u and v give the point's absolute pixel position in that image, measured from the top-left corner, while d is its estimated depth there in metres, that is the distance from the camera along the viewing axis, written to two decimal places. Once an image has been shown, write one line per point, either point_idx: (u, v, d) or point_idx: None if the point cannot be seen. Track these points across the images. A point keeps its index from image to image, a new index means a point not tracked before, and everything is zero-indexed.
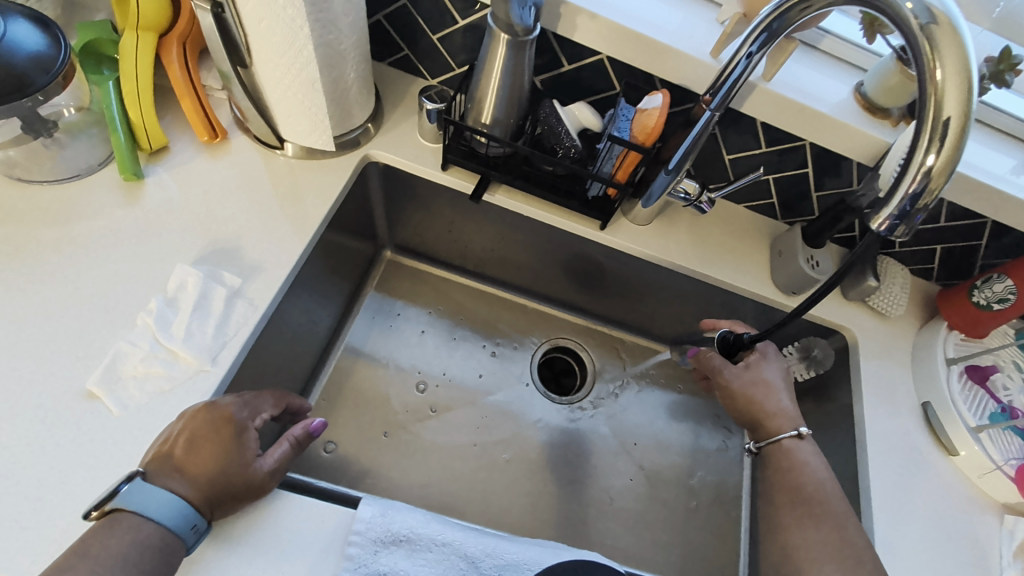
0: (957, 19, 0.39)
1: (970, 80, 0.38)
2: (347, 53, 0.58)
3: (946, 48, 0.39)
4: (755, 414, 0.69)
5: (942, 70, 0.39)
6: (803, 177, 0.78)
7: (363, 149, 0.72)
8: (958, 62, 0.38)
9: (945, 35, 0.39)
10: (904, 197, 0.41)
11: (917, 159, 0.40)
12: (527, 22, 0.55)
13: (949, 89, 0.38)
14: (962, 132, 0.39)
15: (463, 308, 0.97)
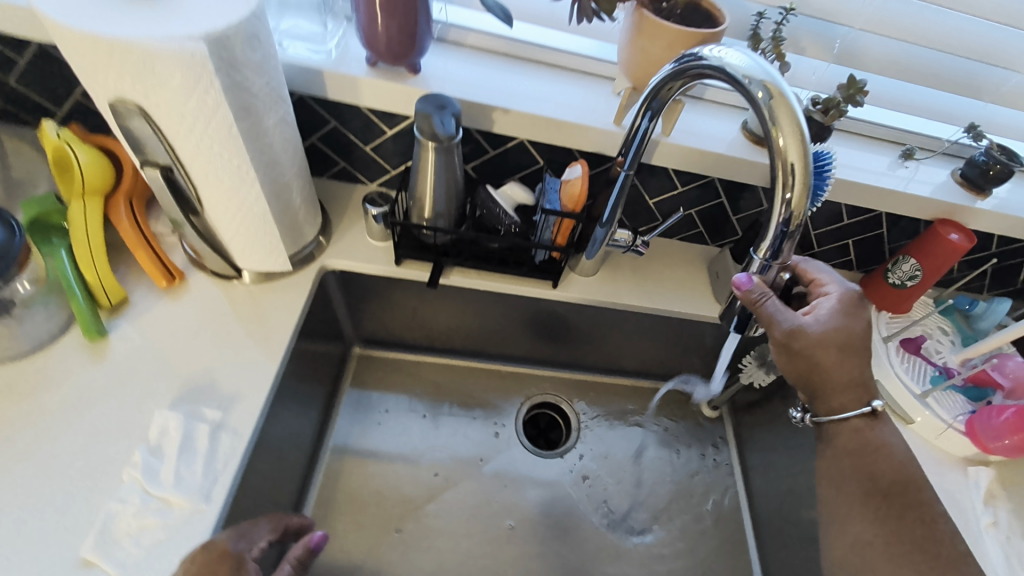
0: (784, 85, 0.47)
1: (804, 134, 0.47)
2: (291, 183, 0.63)
3: (783, 117, 0.47)
4: (825, 377, 0.59)
5: (782, 133, 0.47)
6: (720, 205, 0.88)
7: (318, 261, 0.76)
8: (793, 128, 0.47)
9: (780, 106, 0.46)
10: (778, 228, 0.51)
11: (777, 201, 0.50)
12: (449, 128, 0.60)
13: (790, 145, 0.47)
14: (807, 173, 0.48)
15: (440, 386, 0.99)
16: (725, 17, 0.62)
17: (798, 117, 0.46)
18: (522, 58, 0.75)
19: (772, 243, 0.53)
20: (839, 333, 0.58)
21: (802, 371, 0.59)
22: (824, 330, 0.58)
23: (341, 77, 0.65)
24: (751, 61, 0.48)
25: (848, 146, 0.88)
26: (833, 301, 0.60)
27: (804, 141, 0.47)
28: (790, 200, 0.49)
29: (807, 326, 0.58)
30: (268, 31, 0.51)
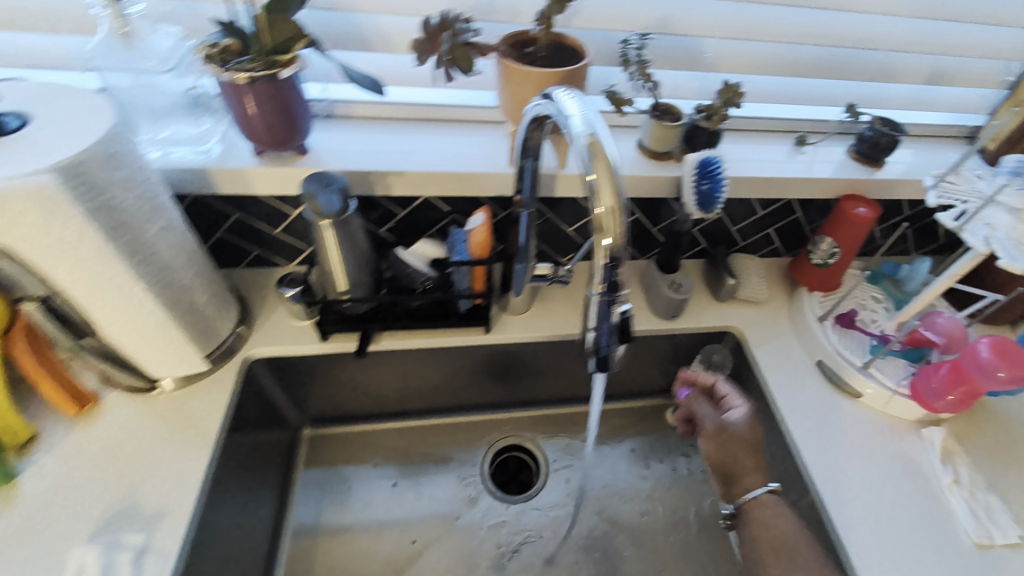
0: (606, 135, 0.43)
1: (617, 180, 0.42)
2: (191, 285, 0.62)
3: (596, 162, 0.42)
4: (735, 466, 0.77)
5: (597, 184, 0.43)
6: (636, 221, 0.90)
7: (241, 354, 0.74)
8: (607, 178, 0.42)
9: (597, 151, 0.42)
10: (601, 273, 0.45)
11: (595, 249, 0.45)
12: (335, 204, 0.60)
13: (601, 188, 0.42)
14: (616, 219, 0.43)
15: (399, 449, 0.96)
16: (589, 51, 0.64)
17: (615, 169, 0.42)
18: (410, 118, 0.76)
19: (603, 278, 0.46)
20: (749, 435, 0.78)
21: (728, 464, 0.78)
22: (736, 432, 0.78)
23: (228, 172, 0.64)
24: (583, 112, 0.44)
25: (748, 142, 0.90)
26: (743, 409, 0.80)
27: (621, 192, 0.43)
28: (608, 250, 0.44)
29: (730, 437, 0.78)
30: (129, 146, 0.51)
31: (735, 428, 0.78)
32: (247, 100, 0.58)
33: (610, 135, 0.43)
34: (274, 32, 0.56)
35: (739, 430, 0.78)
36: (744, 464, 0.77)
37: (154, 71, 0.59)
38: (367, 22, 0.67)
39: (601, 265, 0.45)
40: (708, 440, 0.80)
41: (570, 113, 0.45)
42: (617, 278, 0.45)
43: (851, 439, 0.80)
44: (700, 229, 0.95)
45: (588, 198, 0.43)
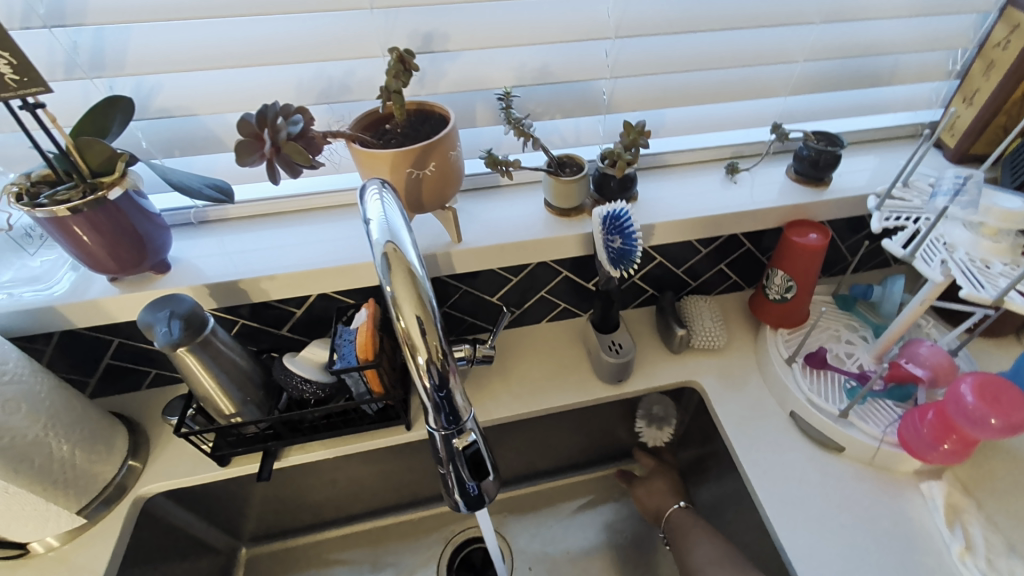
0: (407, 240, 0.38)
1: (422, 293, 0.38)
2: (44, 438, 0.55)
3: (395, 275, 0.37)
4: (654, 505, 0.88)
5: (399, 298, 0.38)
6: (567, 279, 0.81)
7: (133, 493, 0.66)
8: (409, 292, 0.37)
9: (395, 262, 0.37)
10: (428, 392, 0.41)
11: (415, 371, 0.40)
12: (174, 333, 0.53)
13: (404, 304, 0.37)
14: (429, 335, 0.38)
15: (346, 560, 0.87)
16: (454, 114, 0.59)
17: (417, 281, 0.37)
18: (290, 211, 0.69)
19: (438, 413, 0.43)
20: (666, 480, 0.90)
21: (659, 505, 0.88)
22: (654, 482, 0.90)
23: (79, 305, 0.58)
24: (382, 214, 0.39)
25: (676, 180, 0.80)
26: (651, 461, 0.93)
27: (428, 304, 0.38)
28: (426, 367, 0.39)
29: (651, 491, 0.90)
30: None
31: (654, 480, 0.91)
32: (79, 231, 0.53)
33: (412, 241, 0.37)
34: (88, 156, 0.52)
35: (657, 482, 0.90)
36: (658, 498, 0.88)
37: None
38: (212, 121, 0.61)
39: (428, 390, 0.41)
40: (638, 499, 0.91)
41: (368, 215, 0.39)
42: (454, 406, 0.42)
43: (839, 506, 0.70)
44: (641, 277, 0.86)
45: (390, 311, 0.38)
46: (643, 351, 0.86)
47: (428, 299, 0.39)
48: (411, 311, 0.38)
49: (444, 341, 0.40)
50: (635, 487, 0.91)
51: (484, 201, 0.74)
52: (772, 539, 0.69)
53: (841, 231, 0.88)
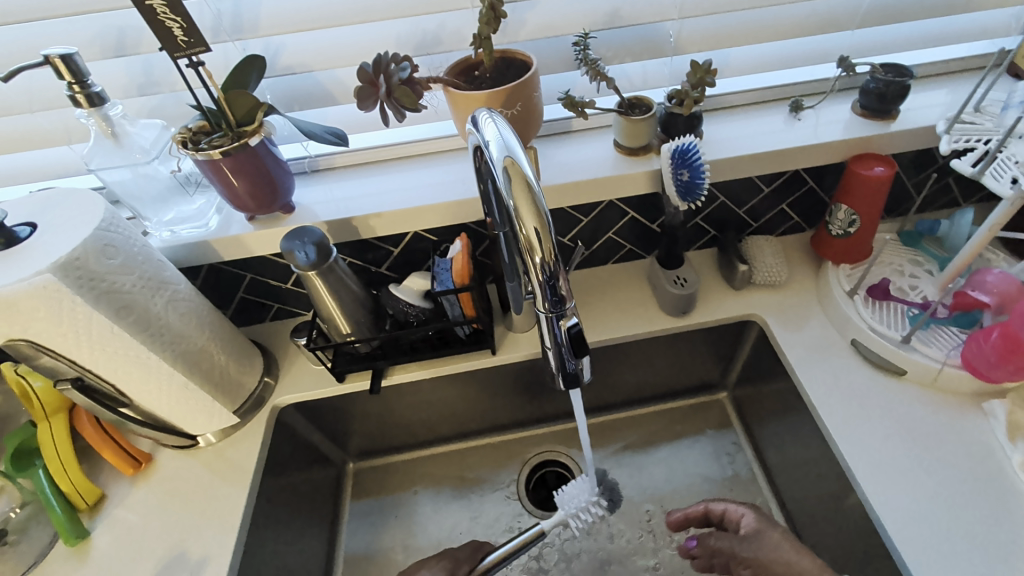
0: (523, 157, 0.46)
1: (538, 201, 0.47)
2: (207, 347, 0.68)
3: (516, 186, 0.46)
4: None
5: (519, 207, 0.47)
6: (633, 219, 0.87)
7: (270, 403, 0.80)
8: (527, 200, 0.46)
9: (516, 175, 0.46)
10: (542, 285, 0.50)
11: (532, 268, 0.49)
12: (312, 255, 0.63)
13: (523, 212, 0.47)
14: (546, 237, 0.47)
15: (437, 476, 0.97)
16: (536, 60, 0.66)
17: (534, 191, 0.46)
18: (388, 159, 0.78)
19: (546, 294, 0.51)
20: (781, 539, 0.65)
21: (813, 575, 0.61)
22: (768, 543, 0.65)
23: (227, 240, 0.69)
24: (499, 137, 0.47)
25: (739, 120, 0.84)
26: (750, 513, 0.69)
27: (541, 211, 0.47)
28: (541, 265, 0.49)
29: (776, 555, 0.64)
30: (121, 235, 0.58)
31: (767, 540, 0.65)
32: (229, 175, 0.63)
33: (526, 156, 0.46)
34: (236, 107, 0.62)
35: (775, 540, 0.64)
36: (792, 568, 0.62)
37: (141, 162, 0.66)
38: (325, 79, 0.70)
39: (540, 282, 0.50)
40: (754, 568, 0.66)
41: (487, 139, 0.48)
42: (560, 293, 0.50)
43: (900, 423, 0.74)
44: (703, 218, 0.91)
45: (513, 219, 0.48)
46: (706, 288, 0.91)
47: (542, 207, 0.47)
48: (530, 221, 0.47)
49: (555, 244, 0.49)
50: (709, 544, 0.70)
51: (558, 145, 0.80)
52: (833, 453, 0.74)
53: (907, 167, 0.88)
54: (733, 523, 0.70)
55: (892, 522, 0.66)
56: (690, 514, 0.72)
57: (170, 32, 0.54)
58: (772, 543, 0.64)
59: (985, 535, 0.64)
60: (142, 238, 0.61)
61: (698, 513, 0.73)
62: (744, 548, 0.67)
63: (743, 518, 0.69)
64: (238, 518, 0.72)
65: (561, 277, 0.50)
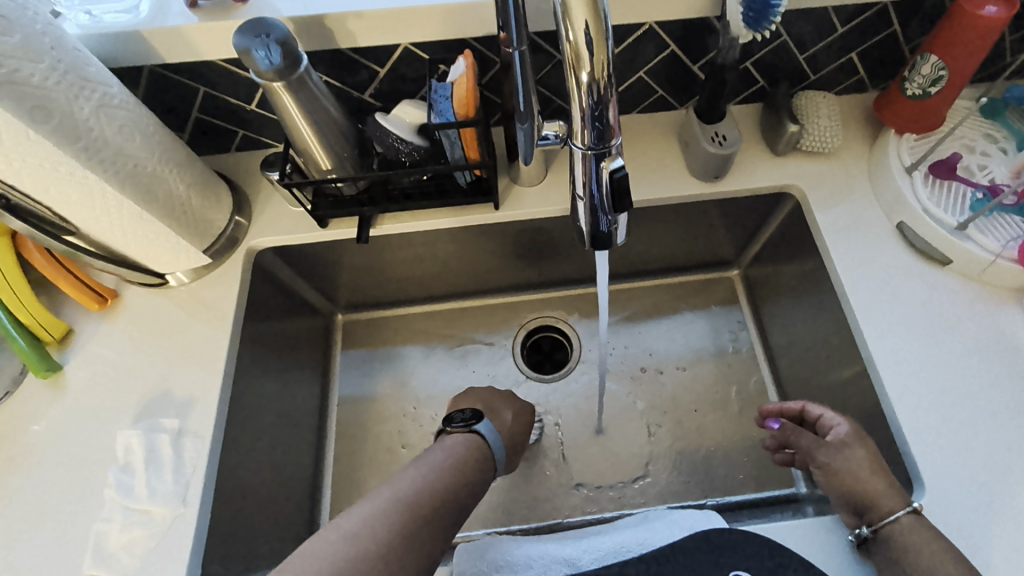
0: None
1: None
2: (160, 173, 0.57)
3: None
4: (862, 488, 0.56)
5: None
6: (672, 56, 0.72)
7: (245, 244, 0.73)
8: None
9: None
10: (584, 113, 0.39)
11: (574, 88, 0.38)
12: (274, 60, 0.50)
13: (573, 4, 0.35)
14: (603, 40, 0.36)
15: (428, 332, 0.93)
16: None
17: None
18: None
19: (587, 126, 0.40)
20: (865, 456, 0.57)
21: (872, 495, 0.55)
22: (848, 455, 0.58)
23: (162, 33, 0.54)
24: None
25: None
26: (847, 426, 0.61)
27: (599, 5, 0.35)
28: (589, 85, 0.38)
29: (851, 467, 0.57)
30: (11, 5, 0.44)
31: (850, 455, 0.58)
32: None
33: None
34: None
35: (858, 456, 0.58)
36: (861, 481, 0.56)
37: None
38: None
39: (583, 108, 0.39)
40: (824, 473, 0.59)
41: None
42: (606, 124, 0.40)
43: (931, 314, 0.68)
44: (754, 62, 0.75)
45: (558, 18, 0.36)
46: (743, 151, 0.79)
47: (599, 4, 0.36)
48: (579, 13, 0.35)
49: (610, 56, 0.37)
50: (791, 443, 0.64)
51: None
52: (851, 338, 0.70)
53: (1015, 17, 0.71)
54: (823, 430, 0.63)
55: (902, 411, 0.63)
56: (782, 411, 0.67)
57: None
58: (852, 457, 0.58)
59: (997, 428, 0.62)
60: (47, 15, 0.47)
61: (793, 413, 0.66)
62: (821, 452, 0.60)
63: (833, 427, 0.61)
64: (219, 361, 0.68)
65: (610, 104, 0.39)
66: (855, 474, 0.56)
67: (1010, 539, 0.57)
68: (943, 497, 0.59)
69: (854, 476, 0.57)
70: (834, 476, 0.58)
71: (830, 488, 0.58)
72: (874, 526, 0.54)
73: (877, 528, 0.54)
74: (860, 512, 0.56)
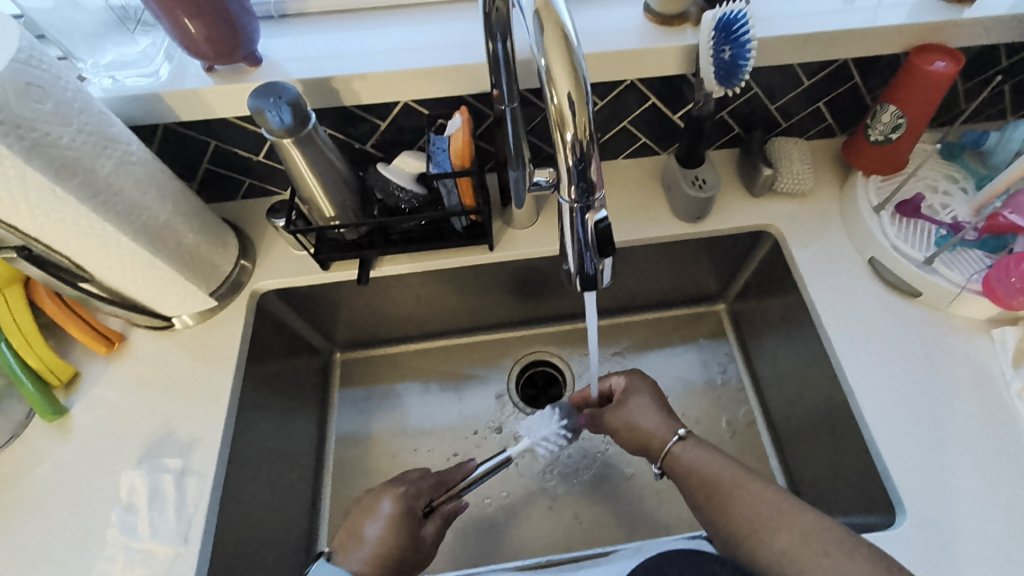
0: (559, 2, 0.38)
1: (578, 61, 0.39)
2: (173, 222, 0.61)
3: (552, 40, 0.38)
4: (645, 435, 0.67)
5: (551, 67, 0.39)
6: (653, 108, 0.77)
7: (249, 287, 0.75)
8: (562, 58, 0.39)
9: (551, 25, 0.38)
10: (569, 171, 0.44)
11: (560, 146, 0.43)
12: (283, 119, 0.54)
13: (557, 73, 0.39)
14: (584, 103, 0.40)
15: (424, 369, 0.95)
16: None
17: (570, 44, 0.38)
18: (373, 12, 0.66)
19: (572, 182, 0.44)
20: (644, 403, 0.69)
21: (651, 433, 0.66)
22: (633, 410, 0.69)
23: (182, 94, 0.59)
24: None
25: None
26: (624, 378, 0.74)
27: (580, 75, 0.39)
28: (573, 145, 0.42)
29: (634, 415, 0.69)
30: (46, 73, 0.48)
31: (631, 407, 0.69)
32: (184, 18, 0.52)
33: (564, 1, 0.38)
34: None
35: (639, 406, 0.69)
36: (644, 427, 0.67)
37: None
38: None
39: (568, 167, 0.43)
40: (619, 430, 0.70)
41: None
42: (588, 183, 0.44)
43: (903, 344, 0.72)
44: (729, 112, 0.81)
45: (543, 85, 0.40)
46: (722, 193, 0.84)
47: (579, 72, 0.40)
48: (563, 82, 0.40)
49: (590, 118, 0.42)
50: (596, 420, 0.74)
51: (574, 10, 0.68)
52: (832, 369, 0.73)
53: (964, 70, 0.77)
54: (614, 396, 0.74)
55: (882, 439, 0.66)
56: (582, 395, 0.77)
57: None
58: (636, 408, 0.69)
59: (972, 454, 0.65)
60: (77, 82, 0.52)
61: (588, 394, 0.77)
62: (614, 415, 0.71)
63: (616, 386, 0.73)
64: (222, 401, 0.70)
65: (592, 159, 0.43)
66: (635, 425, 0.68)
67: (990, 563, 0.59)
68: (927, 520, 0.61)
69: (635, 426, 0.68)
70: (624, 431, 0.69)
71: (626, 441, 0.70)
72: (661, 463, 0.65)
73: (665, 465, 0.64)
74: (651, 454, 0.67)
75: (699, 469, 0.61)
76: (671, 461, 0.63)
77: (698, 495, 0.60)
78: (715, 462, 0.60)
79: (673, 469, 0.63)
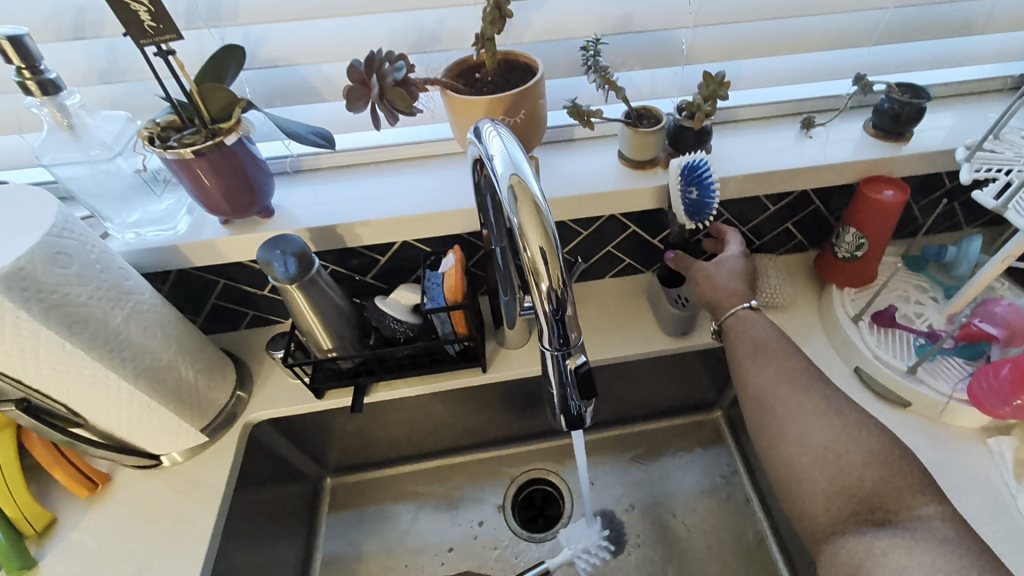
0: (530, 176, 0.43)
1: (548, 224, 0.43)
2: (173, 362, 0.62)
3: (524, 208, 0.42)
4: (715, 296, 0.68)
5: (524, 228, 0.43)
6: (634, 234, 0.83)
7: (242, 418, 0.75)
8: (533, 220, 0.42)
9: (524, 196, 0.42)
10: (547, 317, 0.47)
11: (537, 294, 0.46)
12: (288, 270, 0.58)
13: (529, 234, 0.43)
14: (555, 258, 0.44)
15: (418, 493, 0.92)
16: (541, 64, 0.63)
17: (540, 210, 0.42)
18: (377, 165, 0.74)
19: (554, 332, 0.48)
20: (739, 275, 0.68)
21: (736, 295, 0.67)
22: (726, 267, 0.69)
23: (197, 246, 0.64)
24: (504, 151, 0.44)
25: (748, 135, 0.80)
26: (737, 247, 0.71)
27: (550, 233, 0.43)
28: (549, 293, 0.45)
29: (712, 270, 0.69)
30: (75, 241, 0.52)
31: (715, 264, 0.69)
32: (200, 173, 0.57)
33: (534, 174, 0.42)
34: (210, 103, 0.56)
35: (720, 265, 0.69)
36: (721, 285, 0.68)
37: (101, 158, 0.61)
38: (311, 73, 0.68)
39: (547, 314, 0.47)
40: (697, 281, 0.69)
41: (491, 153, 0.44)
42: (567, 334, 0.48)
43: None
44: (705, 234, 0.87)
45: (517, 241, 0.44)
46: None
47: (550, 229, 0.44)
48: (535, 240, 0.43)
49: (563, 268, 0.45)
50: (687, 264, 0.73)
51: (558, 157, 0.76)
52: None
53: (915, 192, 0.85)
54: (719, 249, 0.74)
55: None
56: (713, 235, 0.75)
57: (137, 16, 0.49)
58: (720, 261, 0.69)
59: None
60: (101, 242, 0.56)
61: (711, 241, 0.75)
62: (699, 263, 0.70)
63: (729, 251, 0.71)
64: (201, 547, 0.66)
65: (568, 306, 0.47)
66: (712, 280, 0.68)
67: None
68: None
69: (710, 280, 0.68)
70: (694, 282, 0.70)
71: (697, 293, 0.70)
72: (722, 322, 0.68)
73: (725, 324, 0.68)
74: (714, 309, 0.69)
75: (756, 335, 0.65)
76: (731, 323, 0.67)
77: (741, 352, 0.65)
78: (774, 336, 0.65)
79: (730, 329, 0.67)
